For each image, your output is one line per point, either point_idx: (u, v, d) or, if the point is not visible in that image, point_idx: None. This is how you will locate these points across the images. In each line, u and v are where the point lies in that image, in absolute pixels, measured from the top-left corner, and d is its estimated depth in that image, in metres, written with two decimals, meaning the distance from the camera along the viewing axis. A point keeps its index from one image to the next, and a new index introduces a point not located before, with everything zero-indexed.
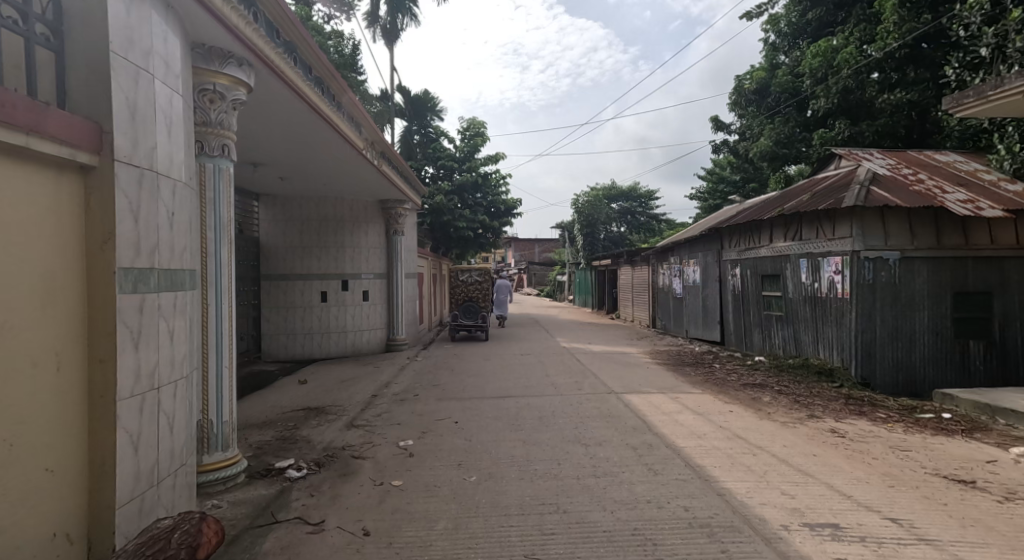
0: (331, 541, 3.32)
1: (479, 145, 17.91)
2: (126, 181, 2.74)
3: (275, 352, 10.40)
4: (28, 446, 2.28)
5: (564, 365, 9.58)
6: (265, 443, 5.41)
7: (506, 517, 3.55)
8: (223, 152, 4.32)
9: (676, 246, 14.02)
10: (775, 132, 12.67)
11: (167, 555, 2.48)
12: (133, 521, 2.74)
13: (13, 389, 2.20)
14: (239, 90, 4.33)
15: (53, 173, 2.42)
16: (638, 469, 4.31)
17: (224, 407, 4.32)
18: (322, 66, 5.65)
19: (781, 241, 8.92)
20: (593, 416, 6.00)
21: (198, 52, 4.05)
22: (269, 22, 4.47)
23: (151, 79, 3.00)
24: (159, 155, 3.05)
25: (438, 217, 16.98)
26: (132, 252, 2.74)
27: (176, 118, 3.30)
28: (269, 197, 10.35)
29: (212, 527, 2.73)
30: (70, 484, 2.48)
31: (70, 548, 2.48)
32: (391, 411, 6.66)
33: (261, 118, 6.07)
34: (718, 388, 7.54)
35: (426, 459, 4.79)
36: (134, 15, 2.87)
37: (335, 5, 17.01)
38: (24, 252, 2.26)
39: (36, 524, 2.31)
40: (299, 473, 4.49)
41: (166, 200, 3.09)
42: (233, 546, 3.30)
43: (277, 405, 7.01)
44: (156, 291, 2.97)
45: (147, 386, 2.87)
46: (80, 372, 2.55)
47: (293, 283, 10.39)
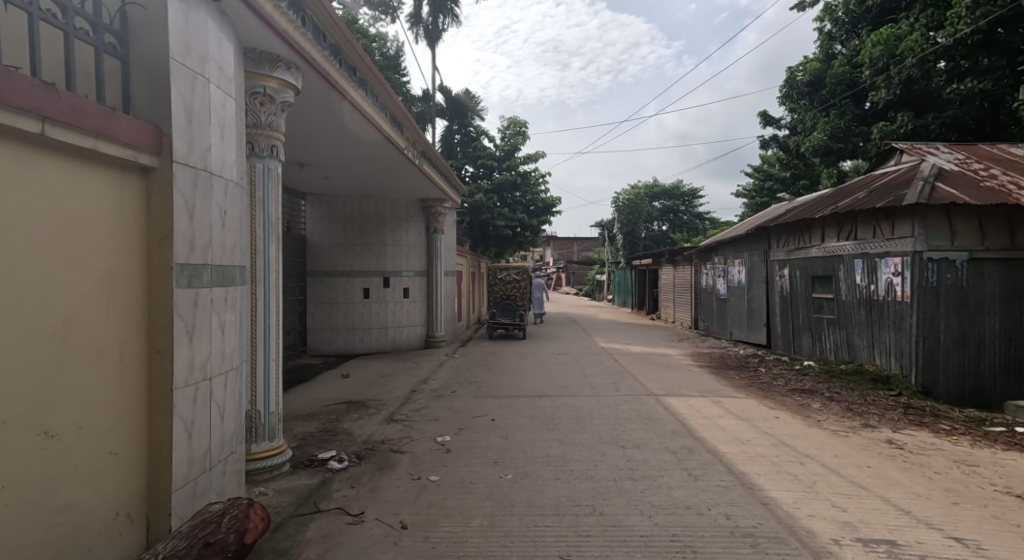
0: (370, 532, 3.40)
1: (519, 143, 17.95)
2: (182, 181, 2.86)
3: (320, 347, 10.70)
4: (95, 431, 2.42)
5: (602, 365, 9.49)
6: (309, 434, 5.58)
7: (542, 517, 3.54)
8: (272, 152, 4.46)
9: (720, 246, 13.69)
10: (829, 125, 12.22)
11: (218, 539, 2.60)
12: (187, 504, 2.88)
13: (81, 377, 2.34)
14: (288, 93, 4.50)
15: (117, 174, 2.56)
16: (677, 474, 4.23)
17: (271, 398, 4.49)
18: (366, 67, 5.76)
19: (834, 241, 8.58)
20: (632, 418, 5.94)
21: (250, 57, 4.21)
22: (316, 26, 4.60)
23: (207, 83, 3.14)
24: (213, 157, 3.19)
25: (477, 215, 17.09)
26: (187, 249, 2.87)
27: (229, 121, 3.44)
28: (315, 196, 10.64)
29: (259, 513, 2.87)
30: (130, 467, 2.62)
31: (130, 527, 2.62)
32: (429, 406, 6.75)
33: (307, 120, 6.25)
34: (763, 393, 7.33)
35: (463, 455, 4.84)
36: (192, 23, 3.00)
37: (380, 7, 17.40)
38: (92, 249, 2.40)
39: (102, 503, 2.45)
40: (341, 465, 4.61)
41: (218, 199, 3.23)
42: (278, 532, 3.43)
43: (321, 398, 7.22)
44: (209, 287, 3.10)
45: (200, 376, 3.00)
46: (140, 362, 2.69)
47: (336, 279, 10.67)
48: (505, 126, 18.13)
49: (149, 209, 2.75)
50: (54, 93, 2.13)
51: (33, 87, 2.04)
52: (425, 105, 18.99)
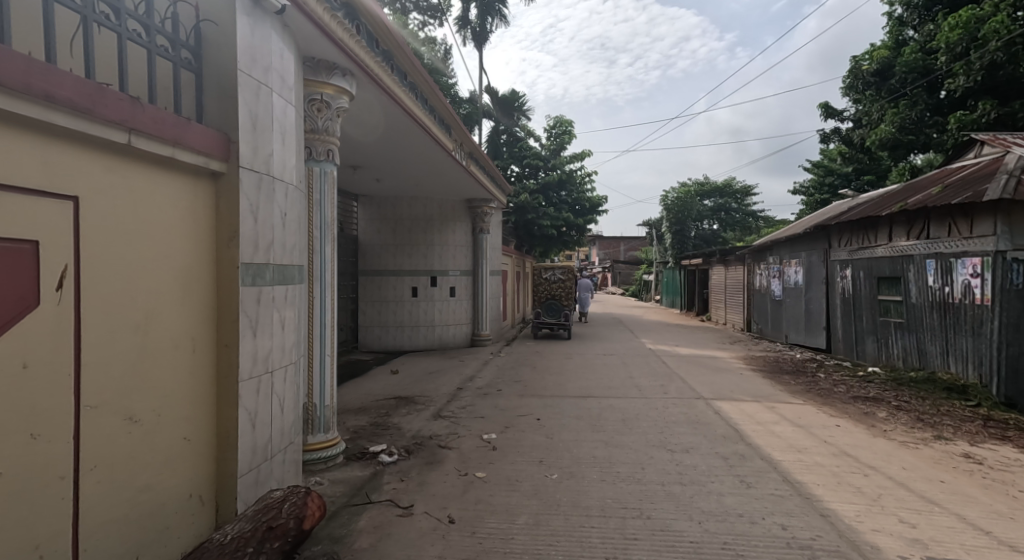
0: (419, 525, 3.50)
1: (566, 142, 17.89)
2: (248, 185, 3.05)
3: (370, 343, 11.04)
4: (172, 418, 2.61)
5: (649, 367, 9.37)
6: (360, 427, 5.79)
7: (588, 518, 3.56)
8: (328, 156, 4.66)
9: (776, 245, 13.23)
10: (898, 117, 11.62)
11: (280, 524, 2.75)
12: (251, 489, 3.06)
13: (160, 367, 2.53)
14: (343, 99, 4.68)
15: (191, 179, 2.75)
16: (729, 480, 4.14)
17: (326, 392, 4.69)
18: (417, 71, 5.91)
19: (903, 240, 8.16)
20: (680, 422, 5.85)
21: (308, 65, 4.41)
22: (370, 33, 4.76)
23: (270, 92, 3.33)
24: (275, 162, 3.38)
25: (523, 215, 17.17)
26: (252, 249, 3.05)
27: (289, 127, 3.62)
28: (366, 198, 10.98)
29: (315, 501, 3.00)
30: (200, 452, 2.81)
31: (201, 508, 2.81)
32: (476, 404, 6.87)
33: (361, 124, 6.47)
34: (822, 400, 7.05)
35: (510, 454, 4.90)
36: (257, 35, 3.18)
37: (430, 12, 17.78)
38: (169, 249, 2.59)
39: (177, 485, 2.64)
40: (391, 458, 4.77)
41: (279, 201, 3.41)
42: (332, 520, 3.59)
43: (372, 393, 7.47)
44: (270, 284, 3.28)
45: (263, 369, 3.19)
46: (210, 355, 2.89)
47: (386, 278, 10.99)
48: (551, 125, 18.10)
49: (218, 212, 2.94)
50: (139, 106, 2.31)
51: (123, 101, 2.21)
52: (472, 106, 19.26)
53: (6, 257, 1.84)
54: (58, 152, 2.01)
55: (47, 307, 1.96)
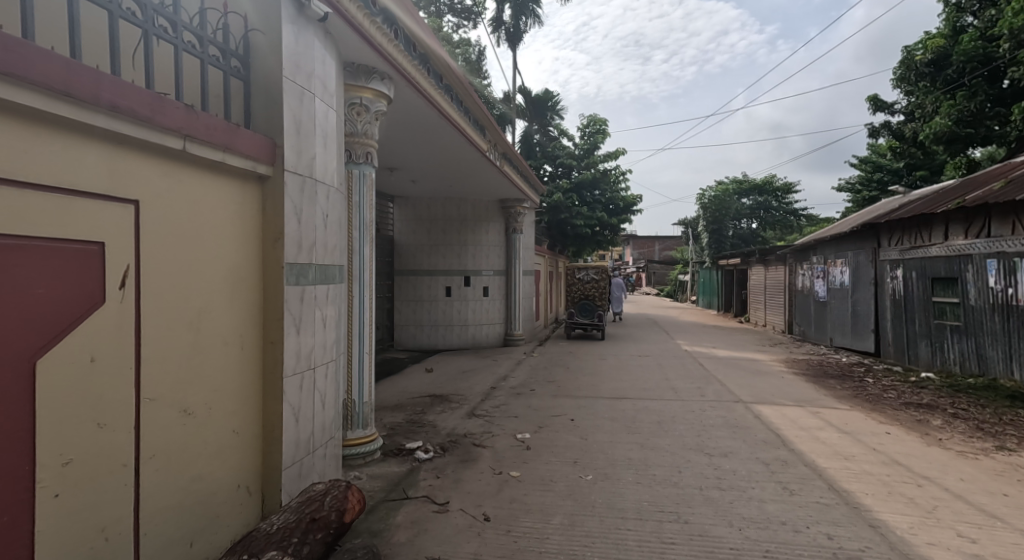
0: (455, 521, 3.56)
1: (600, 141, 17.70)
2: (292, 188, 3.16)
3: (405, 342, 11.24)
4: (222, 411, 2.72)
5: (685, 369, 9.23)
6: (397, 424, 5.91)
7: (623, 520, 3.54)
8: (367, 158, 4.78)
9: (820, 244, 12.81)
10: (955, 109, 11.09)
11: (322, 516, 2.83)
12: (294, 482, 3.17)
13: (212, 363, 2.65)
14: (381, 103, 4.79)
15: (239, 182, 2.86)
16: (770, 487, 4.05)
17: (365, 389, 4.81)
18: (452, 74, 5.98)
19: (960, 238, 7.81)
20: (719, 425, 5.74)
21: (348, 70, 4.52)
22: (407, 37, 4.84)
23: (313, 98, 3.44)
24: (317, 165, 3.49)
25: (556, 215, 17.18)
26: (296, 249, 3.16)
27: (331, 131, 3.74)
28: (402, 199, 11.18)
29: (356, 494, 3.08)
30: (248, 445, 2.93)
31: (249, 498, 2.93)
32: (509, 403, 6.90)
33: (399, 126, 6.60)
34: (871, 406, 6.80)
35: (544, 454, 4.91)
36: (301, 42, 3.29)
37: (463, 14, 17.98)
38: (220, 250, 2.70)
39: (227, 476, 2.76)
40: (426, 455, 4.86)
41: (321, 203, 3.51)
42: (371, 514, 3.69)
43: (407, 391, 7.60)
44: (313, 283, 3.39)
45: (306, 366, 3.30)
46: (256, 351, 3.01)
47: (421, 278, 11.17)
48: (584, 124, 18.03)
49: (264, 215, 3.06)
50: (193, 114, 2.42)
51: (178, 109, 2.31)
52: (506, 106, 19.39)
53: (74, 257, 1.94)
54: (121, 157, 2.12)
55: (111, 305, 2.06)
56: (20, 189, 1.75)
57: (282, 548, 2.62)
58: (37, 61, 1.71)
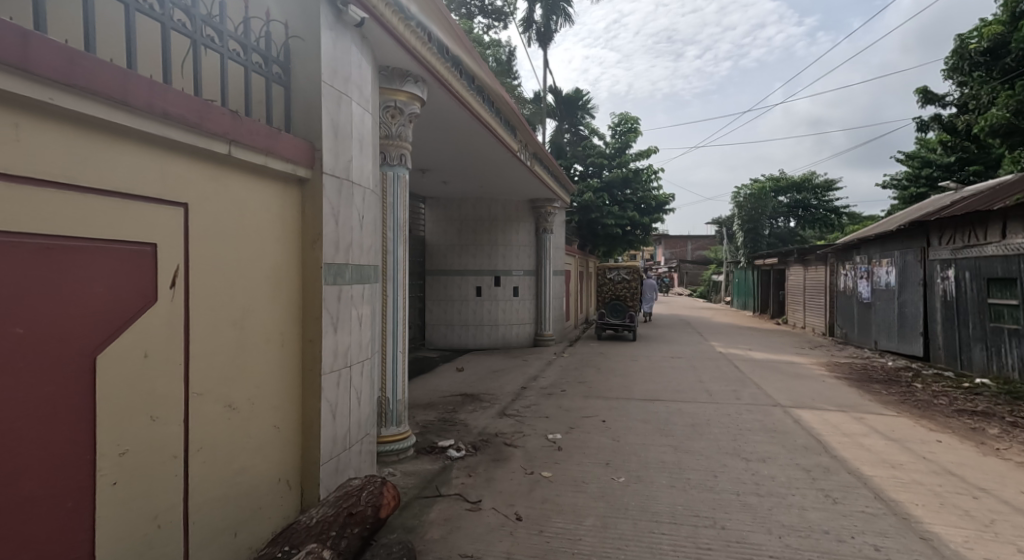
0: (487, 520, 3.59)
1: (632, 140, 17.50)
2: (330, 191, 3.24)
3: (437, 341, 11.37)
4: (264, 407, 2.82)
5: (720, 371, 9.05)
6: (429, 422, 5.99)
7: (657, 524, 3.50)
8: (401, 161, 4.85)
9: (864, 243, 12.38)
10: (1013, 99, 10.44)
11: (359, 511, 2.89)
12: (332, 477, 3.25)
13: (255, 360, 2.74)
14: (415, 105, 4.86)
15: (280, 185, 2.95)
16: (812, 494, 3.94)
17: (399, 387, 4.88)
18: (484, 75, 6.02)
19: (1019, 237, 7.45)
20: (756, 429, 5.62)
21: (383, 74, 4.60)
22: (441, 40, 4.89)
23: (350, 102, 3.52)
24: (354, 168, 3.57)
25: (586, 215, 17.11)
26: (333, 250, 3.24)
27: (367, 134, 3.82)
28: (433, 200, 11.31)
29: (391, 491, 3.12)
30: (288, 439, 3.02)
31: (289, 491, 3.02)
32: (540, 404, 6.90)
33: (431, 128, 6.68)
34: (920, 412, 6.53)
35: (576, 455, 4.89)
36: (339, 48, 3.37)
37: (494, 15, 18.08)
38: (262, 250, 2.79)
39: (268, 470, 2.85)
40: (458, 453, 4.91)
41: (358, 205, 3.59)
42: (406, 510, 3.75)
43: (438, 390, 7.69)
44: (350, 283, 3.47)
45: (342, 363, 3.37)
46: (296, 349, 3.09)
47: (451, 278, 11.29)
48: (616, 123, 17.87)
49: (304, 216, 3.15)
50: (239, 120, 2.51)
51: (223, 115, 2.40)
52: (536, 106, 19.43)
53: (130, 257, 2.03)
54: (169, 161, 2.19)
55: (163, 303, 2.15)
56: (82, 195, 1.82)
57: (321, 541, 2.69)
58: (100, 73, 1.79)
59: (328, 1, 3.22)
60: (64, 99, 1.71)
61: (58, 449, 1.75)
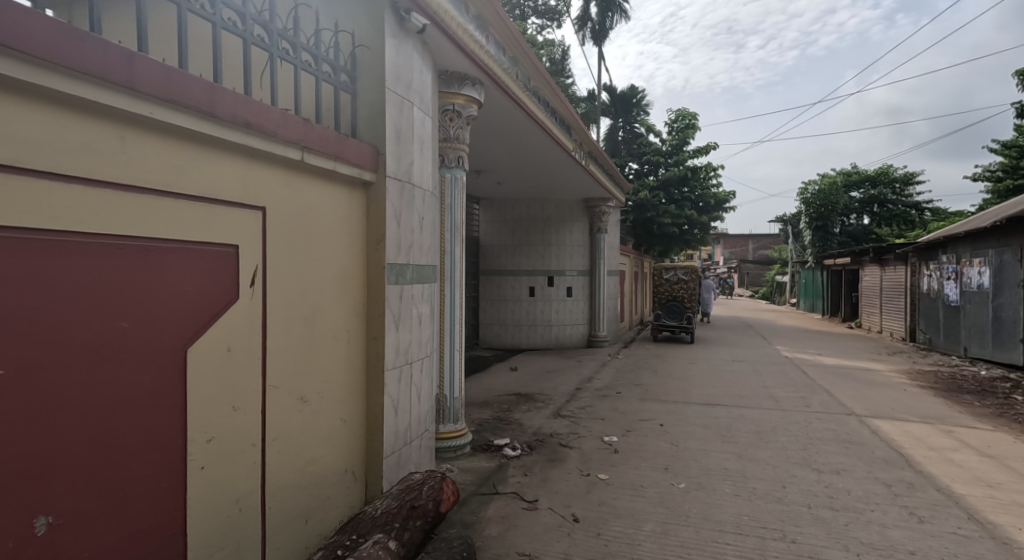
0: (544, 519, 3.60)
1: (689, 136, 17.03)
2: (393, 194, 3.35)
3: (491, 341, 11.49)
4: (332, 400, 2.94)
5: (786, 377, 8.66)
6: (484, 420, 6.07)
7: (721, 533, 3.41)
8: (459, 162, 4.93)
9: (951, 242, 11.52)
10: None
11: (420, 505, 2.97)
12: (393, 471, 3.36)
13: (324, 356, 2.88)
14: (472, 107, 4.93)
15: (347, 188, 3.08)
16: (894, 511, 3.71)
17: (456, 385, 4.96)
18: (540, 75, 6.02)
19: None
20: (828, 439, 5.35)
21: (443, 78, 4.69)
22: (497, 42, 4.94)
23: (411, 106, 3.62)
24: (415, 171, 3.67)
25: (642, 214, 16.77)
26: (395, 250, 3.35)
27: (427, 137, 3.91)
28: (487, 200, 11.44)
29: (450, 486, 3.21)
30: (353, 432, 3.14)
31: (354, 482, 3.14)
32: (595, 405, 6.85)
33: (487, 130, 6.75)
34: (1018, 426, 6.02)
35: (632, 458, 4.83)
36: (401, 55, 3.47)
37: (547, 15, 18.13)
38: (330, 250, 2.92)
39: (335, 461, 2.97)
40: (514, 452, 4.95)
41: (418, 207, 3.69)
42: (464, 506, 3.82)
43: (493, 389, 7.77)
44: (410, 283, 3.58)
45: (403, 361, 3.48)
46: (361, 346, 3.22)
47: (505, 278, 11.38)
48: (673, 119, 17.43)
49: (369, 218, 3.27)
50: (311, 127, 2.64)
51: (297, 123, 2.53)
52: (590, 104, 19.34)
53: (217, 258, 2.16)
54: (249, 168, 2.33)
55: (243, 300, 2.30)
56: (174, 201, 1.97)
57: (386, 531, 2.76)
58: (191, 87, 1.92)
59: (392, 10, 3.33)
60: (162, 113, 1.85)
61: (156, 435, 1.90)
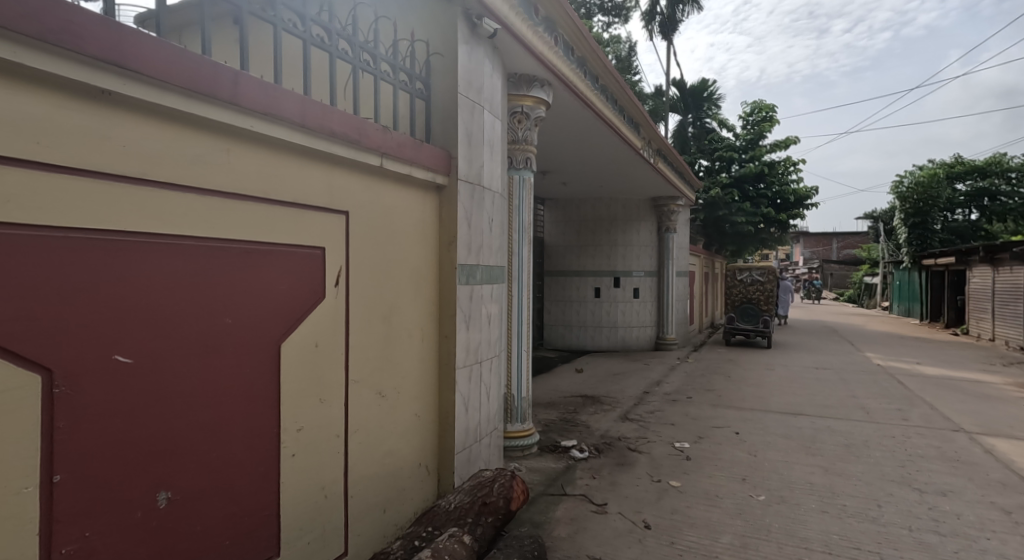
0: (615, 524, 3.56)
1: (766, 129, 16.23)
2: (464, 196, 3.43)
3: (555, 341, 11.48)
4: (406, 397, 3.05)
5: (879, 387, 8.05)
6: (551, 421, 6.08)
7: (807, 551, 3.23)
8: (526, 163, 4.96)
9: None
10: None
11: (492, 501, 3.01)
12: (464, 467, 3.44)
13: (400, 353, 3.00)
14: (540, 109, 4.95)
15: (422, 191, 3.19)
16: (1014, 541, 3.36)
17: (524, 385, 4.99)
18: (608, 73, 5.94)
19: None
20: (931, 457, 4.93)
21: (511, 81, 4.75)
22: (565, 43, 4.93)
23: (482, 110, 3.69)
24: (485, 173, 3.74)
25: (713, 212, 16.07)
26: (466, 251, 3.44)
27: (497, 140, 3.97)
28: (552, 201, 11.46)
29: (520, 485, 3.22)
30: (427, 427, 3.25)
31: (427, 476, 3.25)
32: (664, 410, 6.68)
33: (554, 130, 6.75)
34: None
35: (706, 466, 4.67)
36: (473, 60, 3.54)
37: (614, 12, 17.88)
38: (406, 251, 3.03)
39: (409, 455, 3.08)
40: (582, 454, 4.93)
41: (487, 208, 3.76)
42: (533, 505, 3.85)
43: (558, 389, 7.76)
44: (480, 283, 3.65)
45: (473, 359, 3.55)
46: (433, 345, 3.32)
47: (570, 278, 11.35)
48: (748, 113, 16.70)
49: (441, 220, 3.37)
50: (389, 134, 2.76)
51: (377, 130, 2.65)
52: (658, 100, 18.89)
53: (307, 260, 2.31)
54: (333, 175, 2.47)
55: (328, 300, 2.43)
56: (270, 207, 2.12)
57: (459, 525, 2.84)
58: (284, 101, 2.07)
59: (464, 17, 3.41)
60: (261, 125, 2.00)
61: (255, 423, 2.06)
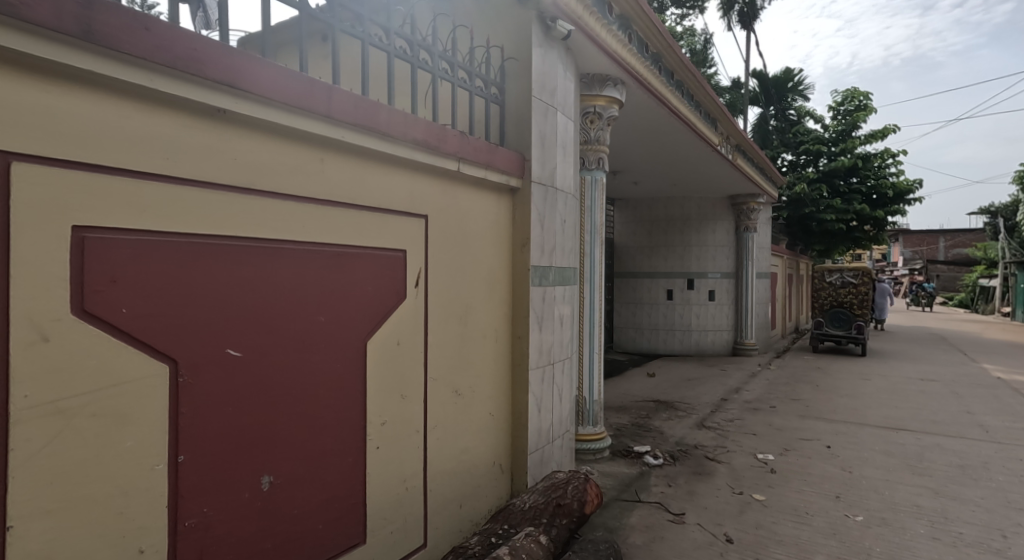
0: (693, 536, 3.45)
1: (859, 119, 15.07)
2: (537, 198, 3.46)
3: (626, 344, 11.29)
4: (480, 395, 3.11)
5: (998, 403, 7.25)
6: (622, 425, 5.97)
7: None
8: (598, 164, 4.91)
9: None
10: None
11: (565, 504, 3.03)
12: (537, 467, 3.47)
13: (475, 352, 3.07)
14: (613, 108, 4.89)
15: (496, 195, 3.24)
16: None
17: (595, 388, 4.95)
18: (684, 68, 5.77)
19: None
20: None
21: (584, 81, 4.72)
22: (640, 40, 4.85)
23: (555, 112, 3.70)
24: (558, 175, 3.75)
25: (798, 210, 15.17)
26: (539, 253, 3.47)
27: (569, 141, 3.97)
28: (623, 201, 11.30)
29: (594, 489, 3.22)
30: (500, 427, 3.30)
31: (501, 474, 3.30)
32: (744, 418, 6.39)
33: (626, 129, 6.64)
34: None
35: (793, 480, 4.42)
36: (546, 62, 3.56)
37: (688, 3, 17.27)
38: (481, 254, 3.10)
39: (483, 453, 3.14)
40: (656, 461, 4.81)
41: (560, 209, 3.76)
42: (606, 510, 3.80)
43: (630, 393, 7.62)
44: (552, 285, 3.66)
45: (546, 360, 3.56)
46: (506, 345, 3.36)
47: (641, 280, 11.14)
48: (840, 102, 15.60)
49: (514, 222, 3.41)
50: (466, 139, 2.83)
51: (454, 136, 2.73)
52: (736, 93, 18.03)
53: (390, 262, 2.42)
54: (414, 180, 2.57)
55: (409, 300, 2.53)
56: (359, 212, 2.25)
57: (535, 525, 2.87)
58: (371, 111, 2.18)
59: (538, 19, 3.43)
60: (350, 136, 2.12)
61: (344, 415, 2.18)
